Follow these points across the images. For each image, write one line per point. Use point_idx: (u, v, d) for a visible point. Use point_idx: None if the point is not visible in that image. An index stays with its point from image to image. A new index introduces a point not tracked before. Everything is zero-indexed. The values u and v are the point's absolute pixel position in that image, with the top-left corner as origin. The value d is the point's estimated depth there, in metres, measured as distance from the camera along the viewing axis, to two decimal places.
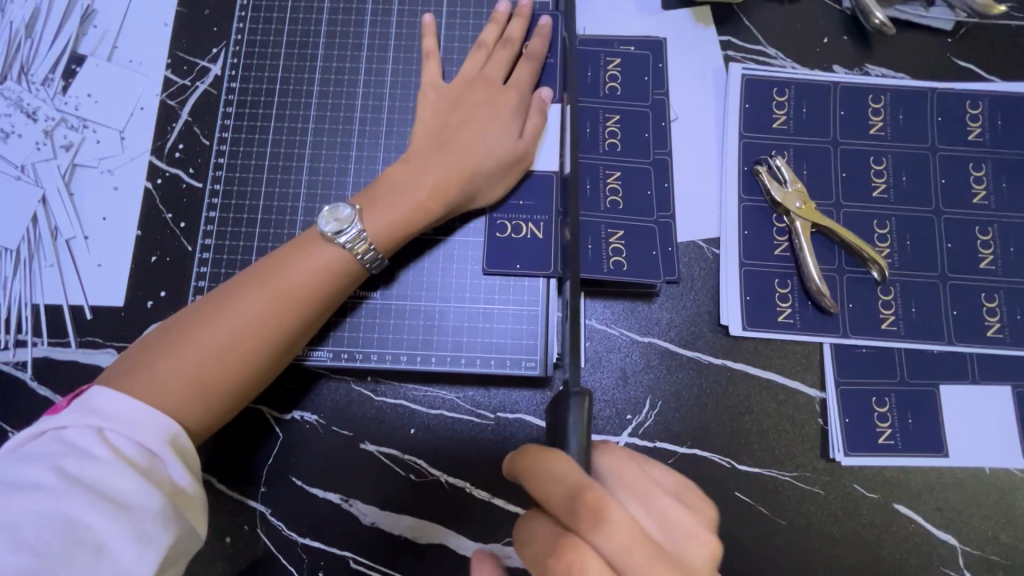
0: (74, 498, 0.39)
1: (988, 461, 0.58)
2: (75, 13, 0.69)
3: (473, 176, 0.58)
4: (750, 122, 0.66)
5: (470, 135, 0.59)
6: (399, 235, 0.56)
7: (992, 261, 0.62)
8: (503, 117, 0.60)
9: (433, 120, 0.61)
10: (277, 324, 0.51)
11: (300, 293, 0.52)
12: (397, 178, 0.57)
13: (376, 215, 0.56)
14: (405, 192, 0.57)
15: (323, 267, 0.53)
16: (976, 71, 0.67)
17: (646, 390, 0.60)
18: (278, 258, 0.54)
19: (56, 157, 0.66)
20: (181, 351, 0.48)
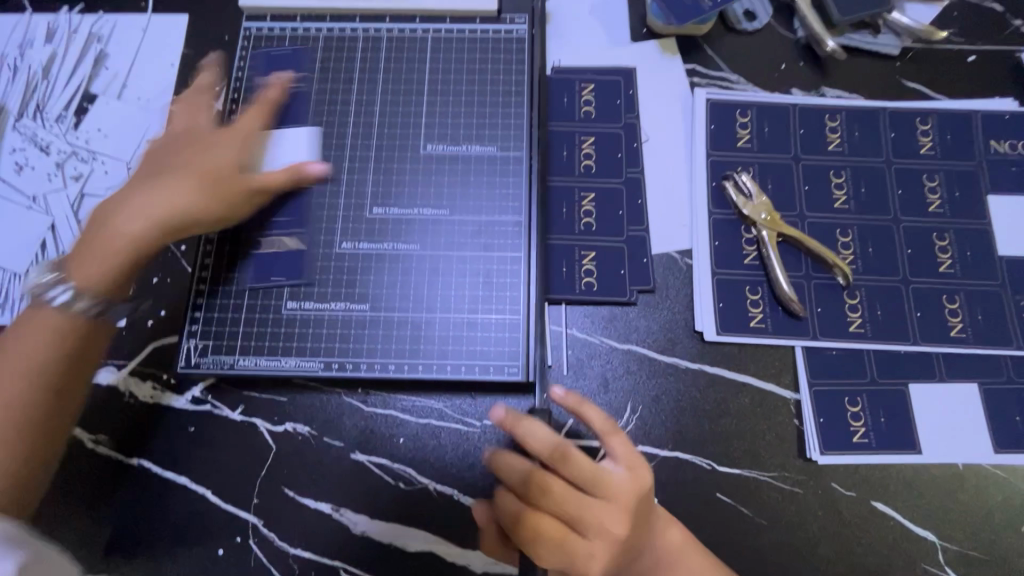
0: None
1: (960, 456, 0.60)
2: (88, 56, 0.74)
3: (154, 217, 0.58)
4: (716, 141, 0.70)
5: (171, 180, 0.60)
6: (117, 272, 0.56)
7: (950, 264, 0.65)
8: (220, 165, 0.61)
9: (154, 163, 0.62)
10: (45, 386, 0.52)
11: (51, 351, 0.53)
12: (105, 223, 0.57)
13: (92, 261, 0.56)
14: (114, 230, 0.57)
15: (50, 329, 0.53)
16: (924, 91, 0.72)
17: (626, 395, 0.63)
18: (47, 318, 0.53)
19: (66, 187, 0.70)
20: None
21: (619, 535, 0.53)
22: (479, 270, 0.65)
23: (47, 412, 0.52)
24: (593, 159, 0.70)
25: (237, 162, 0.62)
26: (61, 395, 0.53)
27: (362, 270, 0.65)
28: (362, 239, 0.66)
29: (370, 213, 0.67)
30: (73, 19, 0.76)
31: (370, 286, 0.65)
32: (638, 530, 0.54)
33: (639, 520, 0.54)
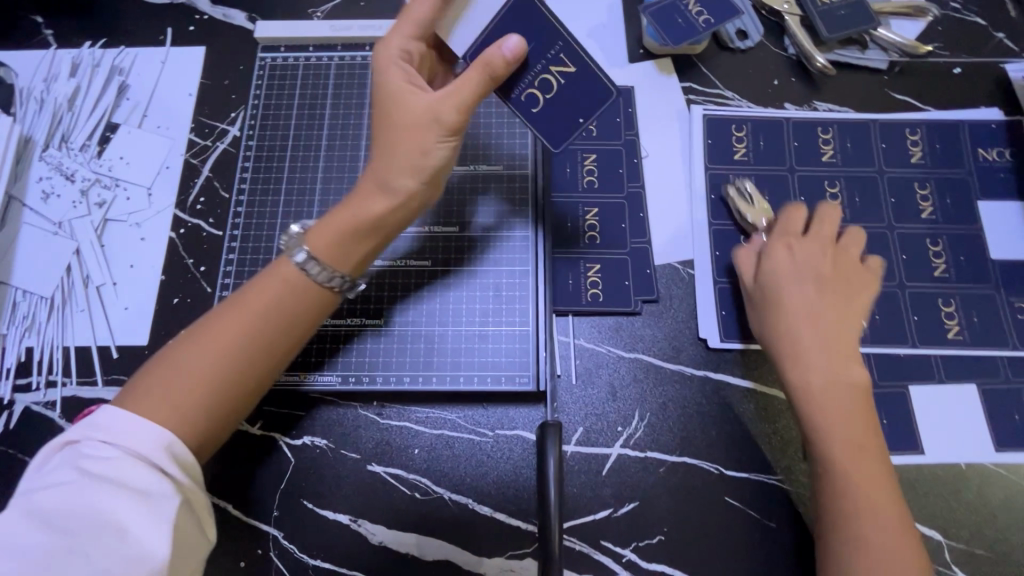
0: (96, 492, 0.44)
1: (962, 456, 0.62)
2: (111, 88, 0.78)
3: (384, 172, 0.56)
4: (714, 155, 0.73)
5: (382, 138, 0.57)
6: (345, 255, 0.55)
7: (945, 269, 0.68)
8: (420, 112, 0.56)
9: (387, 109, 0.57)
10: (251, 335, 0.52)
11: (264, 311, 0.53)
12: (374, 209, 0.56)
13: (337, 226, 0.55)
14: (354, 210, 0.56)
15: (287, 281, 0.54)
16: (912, 103, 0.75)
17: (634, 403, 0.65)
18: (251, 284, 0.55)
19: (90, 214, 0.73)
20: (165, 387, 0.49)
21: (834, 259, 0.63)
22: (489, 284, 0.68)
23: (245, 366, 0.52)
24: (595, 175, 0.72)
25: (433, 107, 0.56)
26: (260, 349, 0.52)
27: (376, 286, 0.68)
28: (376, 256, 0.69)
29: None
30: (95, 52, 0.79)
31: (383, 301, 0.68)
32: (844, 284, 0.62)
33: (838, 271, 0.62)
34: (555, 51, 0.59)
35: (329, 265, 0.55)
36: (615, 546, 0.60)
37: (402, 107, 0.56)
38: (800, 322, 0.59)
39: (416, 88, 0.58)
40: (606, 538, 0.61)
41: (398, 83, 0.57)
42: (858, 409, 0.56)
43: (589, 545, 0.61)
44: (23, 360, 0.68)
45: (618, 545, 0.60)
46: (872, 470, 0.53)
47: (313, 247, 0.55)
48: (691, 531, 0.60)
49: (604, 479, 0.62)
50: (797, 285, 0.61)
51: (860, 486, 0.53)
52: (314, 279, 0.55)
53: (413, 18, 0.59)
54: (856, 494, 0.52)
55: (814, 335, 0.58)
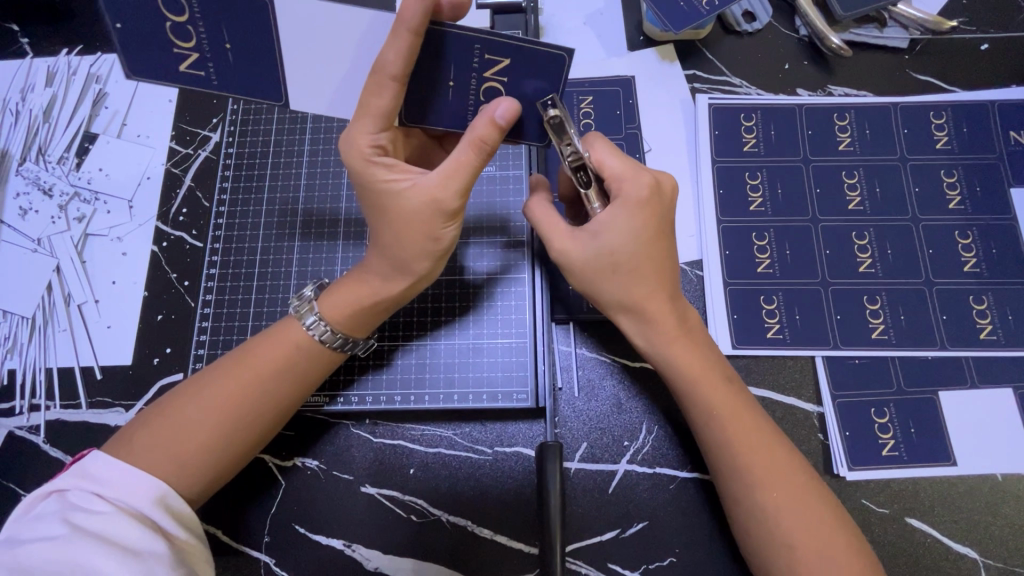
0: (84, 545, 0.42)
1: (998, 467, 0.57)
2: (88, 97, 0.75)
3: (391, 249, 0.54)
4: (721, 147, 0.68)
5: (385, 229, 0.54)
6: (355, 322, 0.56)
7: (976, 263, 0.63)
8: (420, 205, 0.52)
9: (381, 198, 0.53)
10: (258, 396, 0.52)
11: (271, 370, 0.53)
12: (383, 286, 0.56)
13: (342, 297, 0.56)
14: (364, 279, 0.56)
15: (298, 344, 0.54)
16: (936, 83, 0.69)
17: (641, 416, 0.61)
18: (255, 341, 0.55)
19: (69, 229, 0.70)
20: (162, 442, 0.49)
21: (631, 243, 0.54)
22: (483, 295, 0.64)
23: (247, 426, 0.52)
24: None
25: (432, 201, 0.52)
26: (265, 408, 0.53)
27: None
28: None
29: None
30: (71, 60, 0.76)
31: None
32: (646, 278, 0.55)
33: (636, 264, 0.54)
34: (476, 55, 0.48)
35: (337, 328, 0.55)
36: (623, 569, 0.57)
37: (399, 200, 0.53)
38: (654, 339, 0.55)
39: (409, 176, 0.53)
40: (613, 560, 0.57)
41: (387, 180, 0.53)
42: (739, 418, 0.52)
43: (596, 568, 0.57)
44: (5, 384, 0.66)
45: (627, 568, 0.57)
46: (802, 494, 0.50)
47: (329, 316, 0.55)
48: (705, 551, 0.57)
49: (611, 498, 0.59)
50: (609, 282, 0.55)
51: (774, 501, 0.50)
52: (325, 346, 0.55)
53: (376, 114, 0.50)
54: (768, 506, 0.50)
55: (669, 357, 0.55)
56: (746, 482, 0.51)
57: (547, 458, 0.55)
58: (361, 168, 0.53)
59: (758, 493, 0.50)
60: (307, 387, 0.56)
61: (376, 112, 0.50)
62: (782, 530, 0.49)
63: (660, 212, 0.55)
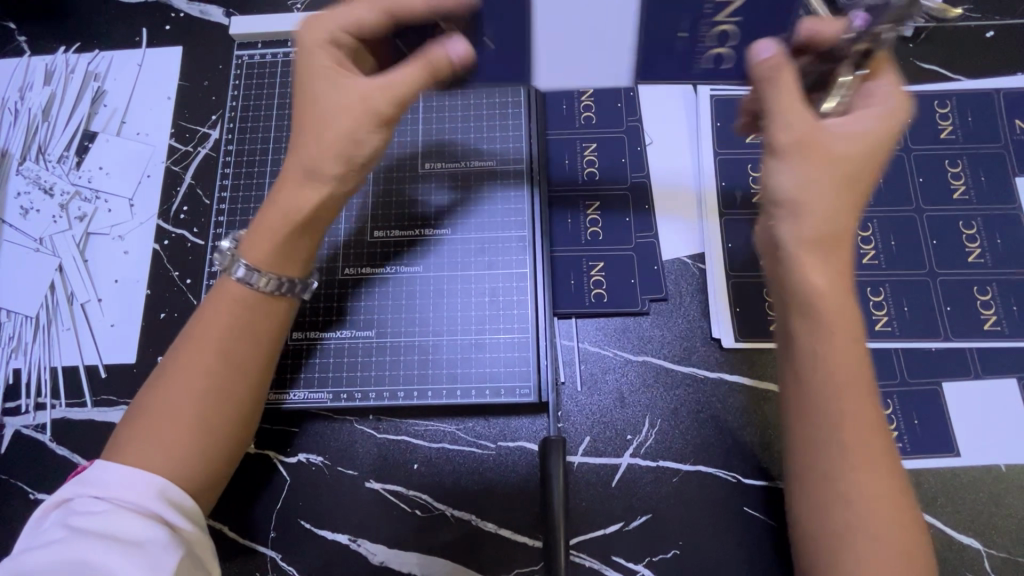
0: (93, 549, 0.42)
1: (1002, 457, 0.57)
2: (86, 96, 0.75)
3: (303, 163, 0.51)
4: (723, 139, 0.68)
5: (304, 133, 0.51)
6: (271, 250, 0.52)
7: (980, 254, 0.62)
8: (352, 102, 0.50)
9: (316, 94, 0.51)
10: (223, 360, 0.50)
11: (228, 330, 0.51)
12: (291, 202, 0.51)
13: (260, 232, 0.52)
14: (274, 203, 0.52)
15: (236, 298, 0.52)
16: (941, 71, 0.68)
17: (643, 409, 0.61)
18: (201, 312, 0.53)
19: (71, 228, 0.70)
20: (145, 434, 0.48)
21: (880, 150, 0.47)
22: (485, 289, 0.64)
23: (221, 392, 0.50)
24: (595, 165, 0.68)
25: (344, 107, 0.50)
26: (232, 370, 0.51)
27: (366, 295, 0.65)
28: (366, 263, 0.66)
29: (371, 236, 0.66)
30: (69, 58, 0.76)
31: (375, 311, 0.64)
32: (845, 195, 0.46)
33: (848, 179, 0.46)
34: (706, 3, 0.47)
35: (270, 270, 0.52)
36: (628, 562, 0.57)
37: (325, 91, 0.51)
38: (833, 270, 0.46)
39: (341, 76, 0.51)
40: (618, 553, 0.57)
41: (326, 68, 0.51)
42: (856, 376, 0.44)
43: (600, 561, 0.57)
44: (11, 383, 0.66)
45: (631, 561, 0.57)
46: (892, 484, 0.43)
47: (256, 253, 0.52)
48: (709, 543, 0.57)
49: (614, 491, 0.59)
50: (801, 170, 0.46)
51: (864, 488, 0.43)
52: (260, 290, 0.52)
53: (351, 18, 0.51)
54: (853, 491, 0.43)
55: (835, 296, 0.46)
56: (837, 454, 0.43)
57: (550, 452, 0.55)
58: (313, 60, 0.52)
59: (849, 470, 0.43)
60: (275, 352, 0.54)
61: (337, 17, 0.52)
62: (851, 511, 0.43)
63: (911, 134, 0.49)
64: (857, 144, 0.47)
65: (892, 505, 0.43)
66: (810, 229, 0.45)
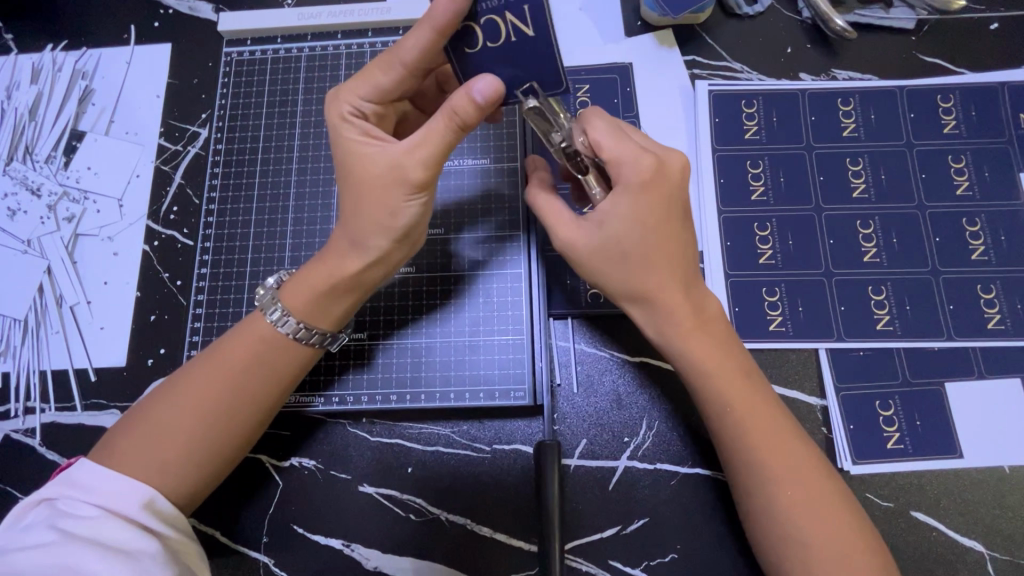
0: (75, 550, 0.42)
1: (1005, 459, 0.56)
2: (74, 94, 0.73)
3: (353, 243, 0.53)
4: (722, 135, 0.67)
5: (352, 207, 0.52)
6: (316, 308, 0.53)
7: (984, 251, 0.61)
8: (383, 171, 0.50)
9: (369, 177, 0.51)
10: (231, 391, 0.51)
11: (246, 364, 0.52)
12: (341, 267, 0.53)
13: (307, 288, 0.53)
14: (329, 267, 0.53)
15: (263, 336, 0.53)
16: (944, 65, 0.67)
17: (641, 411, 0.60)
18: (227, 340, 0.53)
19: (59, 229, 0.69)
20: (141, 446, 0.49)
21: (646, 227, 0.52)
22: (478, 290, 0.63)
23: (228, 426, 0.51)
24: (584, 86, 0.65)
25: (396, 163, 0.50)
26: (242, 405, 0.52)
27: None
28: None
29: None
30: (57, 56, 0.75)
31: (367, 312, 0.63)
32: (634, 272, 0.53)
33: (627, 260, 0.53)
34: None
35: (313, 325, 0.54)
36: (625, 566, 0.56)
37: (357, 160, 0.51)
38: (671, 330, 0.54)
39: (377, 142, 0.52)
40: (615, 557, 0.57)
41: (358, 141, 0.52)
42: (735, 376, 0.52)
43: (597, 565, 0.56)
44: None
45: (628, 565, 0.56)
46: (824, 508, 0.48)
47: (297, 315, 0.53)
48: (707, 547, 0.56)
49: (611, 495, 0.58)
50: (621, 205, 0.52)
51: (790, 502, 0.48)
52: (304, 344, 0.54)
53: (373, 84, 0.52)
54: (782, 504, 0.49)
55: (688, 351, 0.53)
56: (749, 454, 0.50)
57: (546, 456, 0.54)
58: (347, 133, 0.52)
59: (771, 491, 0.49)
60: (288, 383, 0.54)
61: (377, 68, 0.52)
62: (778, 507, 0.49)
63: (667, 192, 0.53)
64: (628, 225, 0.52)
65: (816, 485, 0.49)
66: (621, 282, 0.54)
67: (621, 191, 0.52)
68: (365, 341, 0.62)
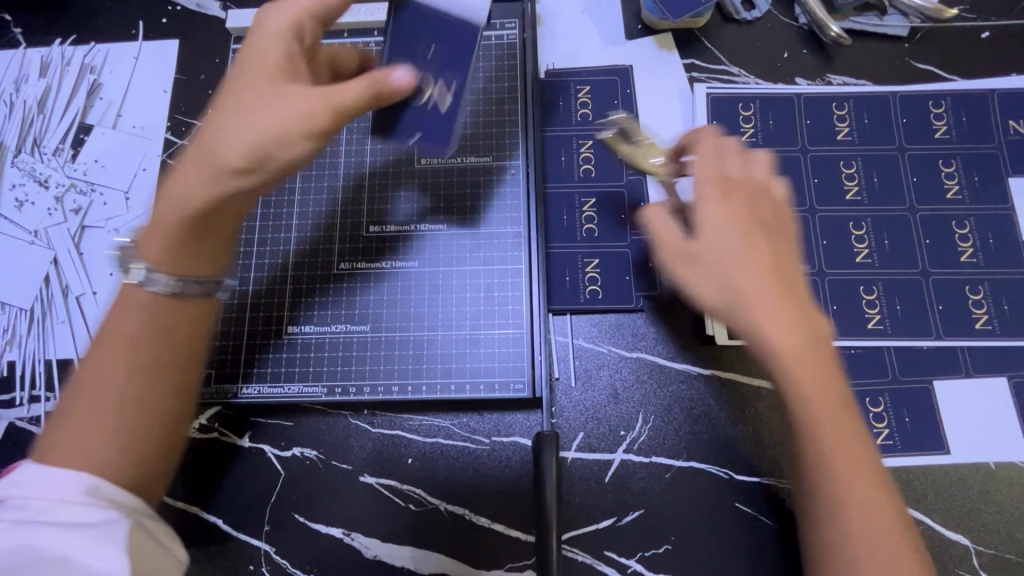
0: (31, 530, 0.39)
1: (991, 455, 0.58)
2: (82, 88, 0.74)
3: (220, 160, 0.47)
4: (719, 137, 0.68)
5: (242, 123, 0.47)
6: (175, 248, 0.48)
7: (973, 253, 0.63)
8: (280, 108, 0.47)
9: (263, 102, 0.48)
10: (128, 365, 0.46)
11: (163, 330, 0.47)
12: (180, 191, 0.47)
13: (155, 233, 0.48)
14: (185, 186, 0.47)
15: (143, 304, 0.47)
16: (936, 72, 0.69)
17: (637, 405, 0.61)
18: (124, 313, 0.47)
19: (66, 221, 0.70)
20: (68, 435, 0.44)
21: (738, 235, 0.47)
22: (479, 284, 0.63)
23: (160, 397, 0.46)
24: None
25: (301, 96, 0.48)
26: (174, 374, 0.47)
27: (360, 291, 0.64)
28: (360, 259, 0.65)
29: (367, 232, 0.65)
30: (65, 50, 0.76)
31: (370, 305, 0.63)
32: (729, 271, 0.46)
33: (717, 263, 0.46)
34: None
35: (172, 272, 0.48)
36: (620, 557, 0.57)
37: (252, 83, 0.49)
38: (761, 333, 0.44)
39: (285, 72, 0.50)
40: (610, 549, 0.58)
41: (269, 62, 0.49)
42: (809, 354, 0.43)
43: (592, 556, 0.58)
44: (5, 375, 0.66)
45: (623, 556, 0.57)
46: (895, 541, 0.41)
47: (151, 251, 0.48)
48: (701, 539, 0.57)
49: (607, 487, 0.59)
50: (712, 212, 0.48)
51: (858, 538, 0.42)
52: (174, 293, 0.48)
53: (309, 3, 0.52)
54: (854, 547, 0.41)
55: (784, 364, 0.43)
56: (826, 481, 0.43)
57: (544, 447, 0.55)
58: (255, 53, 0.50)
59: (842, 528, 0.42)
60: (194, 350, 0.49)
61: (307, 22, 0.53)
62: (841, 547, 0.42)
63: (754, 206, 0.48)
64: (711, 228, 0.47)
65: (879, 505, 0.42)
66: (710, 287, 0.46)
67: (704, 202, 0.48)
68: (366, 333, 0.63)
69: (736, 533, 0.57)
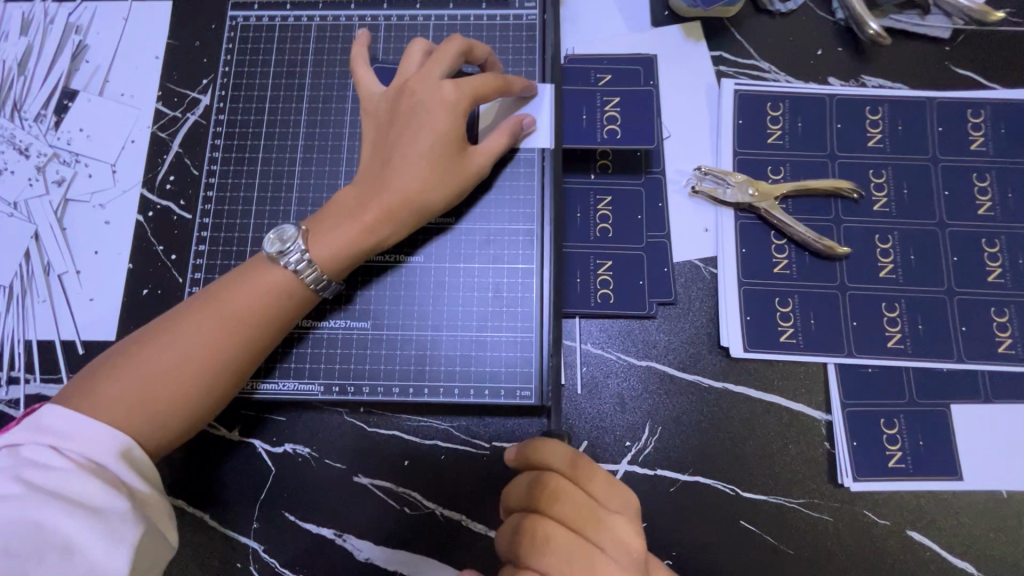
0: (42, 506, 0.40)
1: (1005, 484, 0.56)
2: (66, 50, 0.69)
3: (367, 198, 0.55)
4: (745, 136, 0.65)
5: (405, 155, 0.55)
6: (345, 261, 0.55)
7: (1001, 274, 0.60)
8: (438, 153, 0.55)
9: (428, 139, 0.55)
10: (217, 340, 0.50)
11: (236, 320, 0.51)
12: (343, 203, 0.56)
13: (331, 242, 0.54)
14: (351, 223, 0.54)
15: (265, 287, 0.52)
16: (976, 79, 0.65)
17: (644, 416, 0.59)
18: (223, 283, 0.53)
19: (48, 193, 0.66)
20: (124, 380, 0.48)
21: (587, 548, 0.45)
22: (488, 284, 0.60)
23: (213, 375, 0.50)
24: (616, 123, 0.63)
25: (454, 136, 0.55)
26: (237, 353, 0.51)
27: (361, 286, 0.60)
28: None
29: None
30: (48, 7, 0.70)
31: (371, 300, 0.60)
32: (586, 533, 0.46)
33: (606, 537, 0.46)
34: None
35: (323, 273, 0.54)
36: None
37: (428, 127, 0.55)
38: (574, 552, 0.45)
39: (433, 110, 0.55)
40: None
41: (427, 99, 0.55)
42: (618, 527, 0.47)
43: None
44: None
45: None
46: None
47: (316, 256, 0.54)
48: (705, 557, 0.55)
49: None
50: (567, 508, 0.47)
51: None
52: (303, 284, 0.53)
53: (452, 55, 0.57)
54: None
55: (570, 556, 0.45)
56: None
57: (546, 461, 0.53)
58: (424, 95, 0.56)
59: None
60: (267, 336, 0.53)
61: (449, 54, 0.57)
62: None
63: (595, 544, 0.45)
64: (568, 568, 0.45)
65: None
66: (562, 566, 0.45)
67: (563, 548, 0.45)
68: (366, 329, 0.60)
69: (740, 553, 0.55)
